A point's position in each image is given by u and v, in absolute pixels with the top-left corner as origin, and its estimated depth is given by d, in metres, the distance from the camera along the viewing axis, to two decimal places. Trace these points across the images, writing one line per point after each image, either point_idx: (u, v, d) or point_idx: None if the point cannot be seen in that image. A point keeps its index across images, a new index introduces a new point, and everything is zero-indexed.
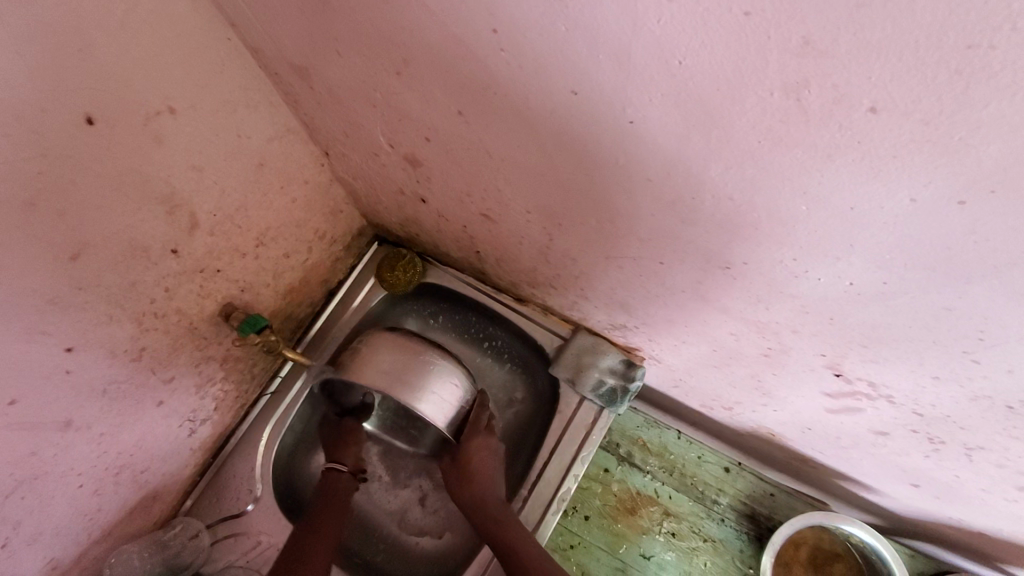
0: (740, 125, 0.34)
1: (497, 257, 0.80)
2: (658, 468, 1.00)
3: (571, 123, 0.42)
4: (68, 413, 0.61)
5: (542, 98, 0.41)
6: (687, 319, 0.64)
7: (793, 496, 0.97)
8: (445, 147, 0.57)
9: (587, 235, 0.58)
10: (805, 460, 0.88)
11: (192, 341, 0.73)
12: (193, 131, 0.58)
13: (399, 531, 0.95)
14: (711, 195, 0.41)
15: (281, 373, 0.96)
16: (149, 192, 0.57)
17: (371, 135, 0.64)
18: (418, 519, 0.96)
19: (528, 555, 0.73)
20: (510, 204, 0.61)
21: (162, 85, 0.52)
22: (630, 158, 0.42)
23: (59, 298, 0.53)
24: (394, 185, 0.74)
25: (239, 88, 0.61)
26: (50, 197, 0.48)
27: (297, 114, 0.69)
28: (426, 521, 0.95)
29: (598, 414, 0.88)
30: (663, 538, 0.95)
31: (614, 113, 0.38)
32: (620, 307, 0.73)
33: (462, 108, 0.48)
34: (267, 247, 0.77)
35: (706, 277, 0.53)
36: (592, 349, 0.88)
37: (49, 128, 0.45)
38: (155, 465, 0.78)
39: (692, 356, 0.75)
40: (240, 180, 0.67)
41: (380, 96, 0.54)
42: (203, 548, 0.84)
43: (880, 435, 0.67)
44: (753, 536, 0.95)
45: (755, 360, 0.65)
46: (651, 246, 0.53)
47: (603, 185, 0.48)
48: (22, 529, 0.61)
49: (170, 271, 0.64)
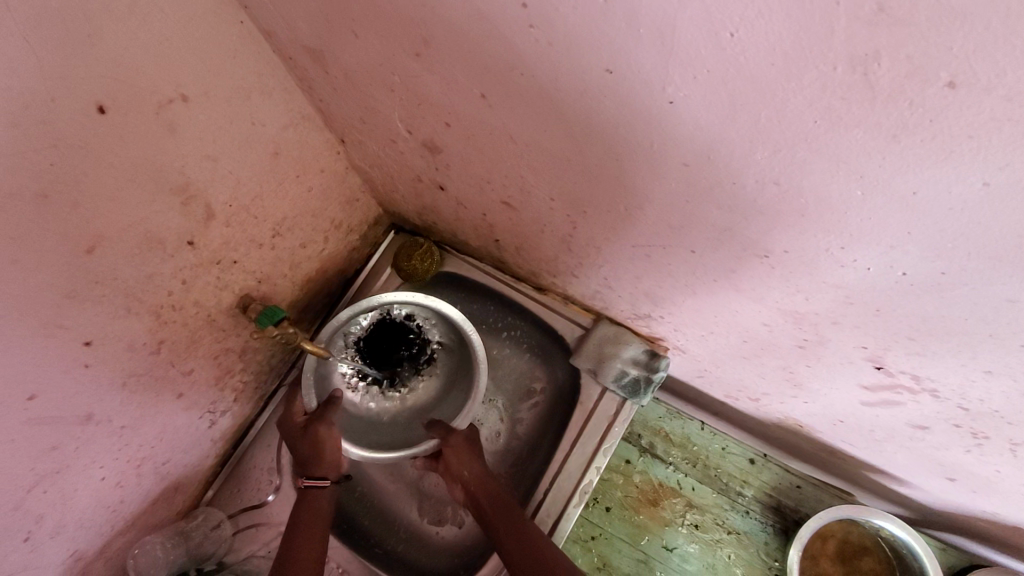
0: (794, 103, 0.31)
1: (517, 245, 0.78)
2: (681, 460, 0.97)
3: (604, 104, 0.39)
4: (88, 407, 0.60)
5: (573, 77, 0.38)
6: (718, 309, 0.62)
7: (820, 488, 0.95)
8: (466, 133, 0.55)
9: (614, 222, 0.56)
10: (834, 451, 0.85)
11: (210, 333, 0.72)
12: (206, 118, 0.56)
13: (419, 507, 0.93)
14: (754, 180, 0.39)
15: (299, 364, 0.95)
16: (163, 182, 0.55)
17: (389, 122, 0.62)
18: (436, 493, 0.94)
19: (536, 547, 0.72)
20: (534, 191, 0.59)
21: (174, 70, 0.50)
22: (667, 141, 0.40)
23: (76, 293, 0.52)
24: (411, 172, 0.72)
25: (252, 73, 0.59)
26: (62, 187, 0.46)
27: (311, 100, 0.67)
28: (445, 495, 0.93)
29: (620, 406, 0.87)
30: (686, 530, 0.94)
31: (652, 93, 0.36)
32: (646, 297, 0.70)
33: (486, 91, 0.46)
34: (284, 237, 0.76)
35: (740, 265, 0.50)
36: (614, 339, 0.85)
37: (60, 116, 0.44)
38: (176, 458, 0.78)
39: (720, 346, 0.73)
40: (256, 169, 0.65)
41: (399, 80, 0.51)
42: (225, 538, 0.85)
43: (918, 429, 0.64)
44: (779, 529, 0.93)
45: (788, 351, 0.63)
46: (683, 235, 0.51)
47: (633, 169, 0.45)
48: (45, 522, 0.62)
49: (186, 263, 0.63)
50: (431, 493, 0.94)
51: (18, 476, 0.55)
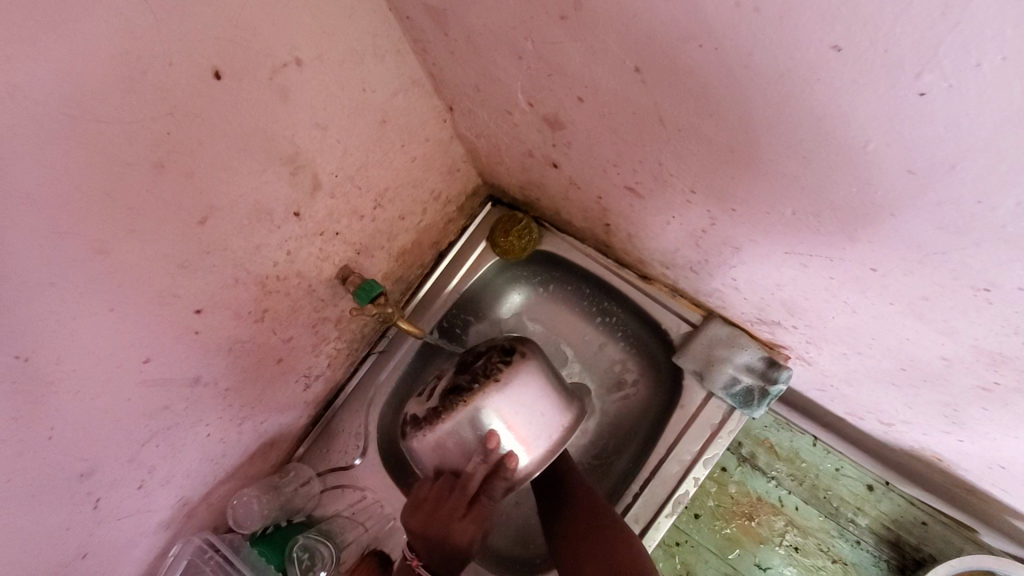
0: None
1: (631, 233, 0.70)
2: (785, 476, 0.89)
3: (811, 89, 0.30)
4: (197, 370, 0.61)
5: (776, 55, 0.30)
6: (881, 332, 0.52)
7: (951, 528, 0.83)
8: (602, 110, 0.47)
9: (768, 224, 0.47)
10: (979, 494, 0.73)
11: (310, 303, 0.71)
12: (317, 85, 0.52)
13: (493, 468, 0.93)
14: (1015, 201, 0.29)
15: (388, 335, 0.94)
16: (273, 152, 0.53)
17: (508, 92, 0.55)
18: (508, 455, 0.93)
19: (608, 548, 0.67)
20: (671, 179, 0.50)
21: (288, 31, 0.46)
22: (893, 142, 0.30)
23: (189, 263, 0.52)
24: (523, 146, 0.66)
25: (367, 35, 0.54)
26: (178, 157, 0.45)
27: (424, 64, 0.61)
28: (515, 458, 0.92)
29: (727, 415, 0.78)
30: (783, 551, 0.86)
31: (892, 80, 0.27)
32: (782, 305, 0.61)
33: (643, 64, 0.37)
34: (384, 209, 0.73)
35: (940, 294, 0.40)
36: (726, 341, 0.77)
37: (178, 83, 0.41)
38: (273, 418, 0.80)
39: (866, 369, 0.62)
40: (363, 138, 0.62)
41: (532, 47, 0.44)
42: (313, 495, 0.88)
43: None
44: (894, 566, 0.83)
45: (964, 390, 0.52)
46: (866, 250, 0.41)
47: (822, 171, 0.36)
48: (156, 471, 0.65)
49: (291, 234, 0.61)
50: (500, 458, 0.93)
51: (134, 432, 0.58)
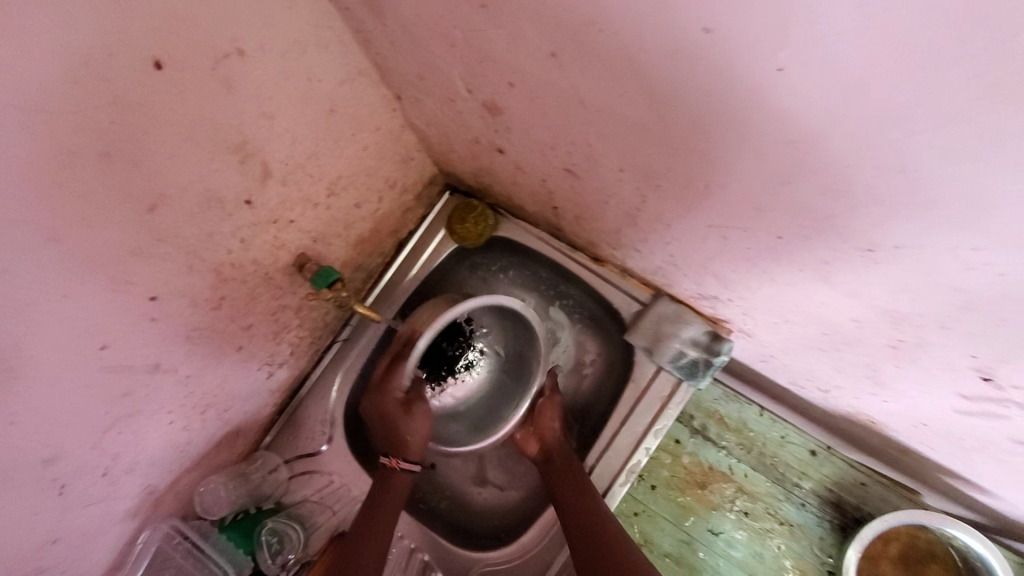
0: (949, 77, 0.25)
1: (576, 215, 0.73)
2: (734, 445, 0.93)
3: (694, 68, 0.34)
4: (156, 357, 0.63)
5: (661, 37, 0.33)
6: (798, 298, 0.56)
7: (887, 487, 0.89)
8: (531, 95, 0.50)
9: (689, 199, 0.50)
10: (908, 452, 0.78)
11: (268, 290, 0.73)
12: (261, 74, 0.54)
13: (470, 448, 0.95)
14: (872, 165, 0.32)
15: (351, 323, 0.96)
16: (221, 140, 0.54)
17: (448, 79, 0.58)
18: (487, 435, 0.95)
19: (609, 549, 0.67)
20: (600, 159, 0.54)
21: (228, 21, 0.48)
22: (768, 115, 0.34)
23: (141, 250, 0.53)
24: (470, 133, 0.68)
25: (309, 26, 0.56)
26: (124, 145, 0.46)
27: (369, 54, 0.64)
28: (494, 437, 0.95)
29: (675, 387, 0.83)
30: (734, 516, 0.91)
31: (756, 57, 0.30)
32: (714, 277, 0.65)
33: (557, 49, 0.40)
34: (338, 197, 0.75)
35: (835, 257, 0.44)
36: (673, 317, 0.81)
37: (119, 73, 0.43)
38: (237, 406, 0.82)
39: (794, 336, 0.67)
40: (312, 127, 0.64)
41: (461, 35, 0.47)
42: (281, 481, 0.89)
43: (1020, 445, 0.56)
44: (836, 525, 0.89)
45: (875, 349, 0.56)
46: (770, 219, 0.45)
47: (719, 145, 0.39)
48: (120, 459, 0.66)
49: (245, 222, 0.63)
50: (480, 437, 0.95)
51: (94, 418, 0.59)
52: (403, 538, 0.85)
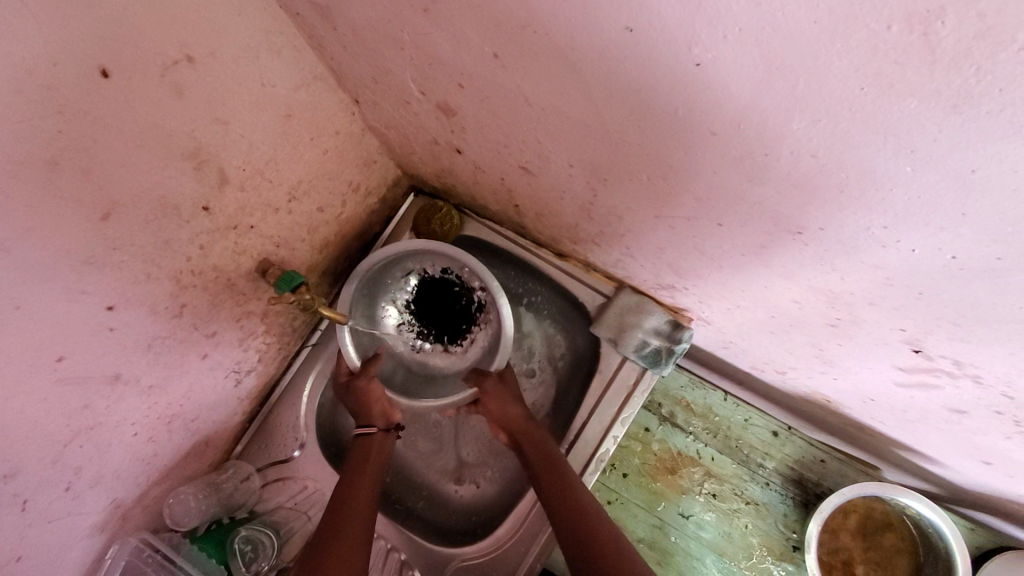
0: (839, 67, 0.27)
1: (536, 212, 0.75)
2: (701, 430, 0.97)
3: (623, 64, 0.36)
4: (116, 368, 0.62)
5: (590, 36, 0.35)
6: (745, 283, 0.58)
7: (845, 463, 0.93)
8: (480, 95, 0.51)
9: (636, 192, 0.52)
10: (861, 427, 0.82)
11: (231, 297, 0.73)
12: (213, 80, 0.54)
13: (454, 446, 0.96)
14: (790, 152, 0.35)
15: (320, 327, 0.97)
16: (173, 147, 0.55)
17: (401, 82, 0.59)
18: (472, 435, 0.96)
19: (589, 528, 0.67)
20: (551, 156, 0.55)
21: (175, 29, 0.48)
22: (693, 108, 0.36)
23: (95, 259, 0.53)
24: (428, 134, 0.69)
25: (260, 32, 0.56)
26: (72, 154, 0.46)
27: (323, 58, 0.64)
28: (479, 436, 0.96)
29: (640, 375, 0.85)
30: (703, 499, 0.94)
31: (675, 53, 0.32)
32: (668, 267, 0.67)
33: (498, 50, 0.42)
34: (300, 202, 0.75)
35: (771, 241, 0.47)
36: (636, 308, 0.83)
37: (64, 81, 0.43)
38: (204, 415, 0.81)
39: (747, 320, 0.70)
40: (268, 132, 0.64)
41: (409, 39, 0.48)
42: (254, 490, 0.89)
43: (956, 412, 0.60)
44: (799, 501, 0.92)
45: (819, 329, 0.59)
46: (710, 208, 0.47)
47: (655, 138, 0.42)
48: (84, 473, 0.65)
49: (203, 229, 0.63)
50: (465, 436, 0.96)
51: (53, 432, 0.58)
52: (380, 538, 0.85)
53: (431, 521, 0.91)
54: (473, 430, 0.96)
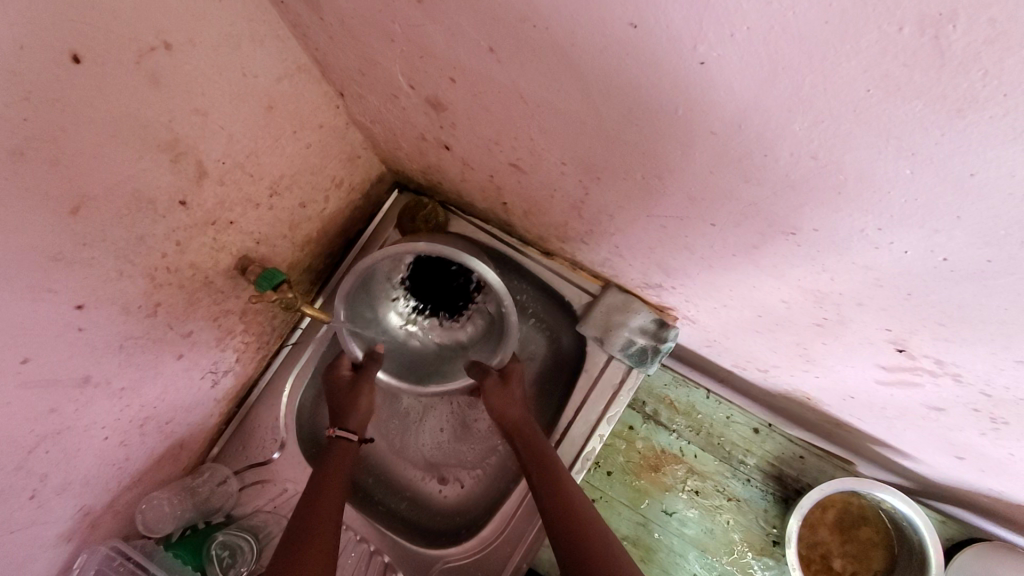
0: (846, 69, 0.27)
1: (525, 209, 0.74)
2: (685, 428, 0.98)
3: (625, 61, 0.35)
4: (86, 369, 0.59)
5: (592, 30, 0.34)
6: (733, 282, 0.59)
7: (823, 458, 0.95)
8: (473, 90, 0.50)
9: (629, 190, 0.52)
10: (840, 424, 0.83)
11: (208, 295, 0.70)
12: (192, 68, 0.52)
13: (415, 435, 0.95)
14: (789, 153, 0.35)
15: (301, 326, 0.94)
16: (148, 138, 0.52)
17: (390, 75, 0.57)
18: (435, 426, 0.95)
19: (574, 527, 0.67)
20: (543, 153, 0.55)
21: (151, 14, 0.46)
22: (693, 107, 0.36)
23: (64, 255, 0.50)
24: (415, 130, 0.68)
25: (242, 19, 0.54)
26: (39, 144, 0.43)
27: (307, 49, 0.62)
28: (442, 428, 0.95)
29: (626, 373, 0.85)
30: (685, 495, 0.95)
31: (679, 51, 0.32)
32: (657, 266, 0.67)
33: (494, 44, 0.41)
34: (282, 196, 0.73)
35: (764, 241, 0.47)
36: (622, 307, 0.83)
37: (30, 65, 0.40)
38: (180, 417, 0.78)
39: (733, 319, 0.70)
40: (249, 124, 0.62)
41: (400, 30, 0.47)
42: (231, 493, 0.86)
43: (933, 409, 0.62)
44: (779, 497, 0.94)
45: (805, 328, 0.60)
46: (702, 207, 0.47)
47: (652, 137, 0.41)
48: (50, 480, 0.62)
49: (179, 224, 0.60)
50: (428, 425, 0.95)
51: (17, 438, 0.55)
52: (361, 541, 0.84)
53: (405, 518, 0.90)
54: (438, 421, 0.95)
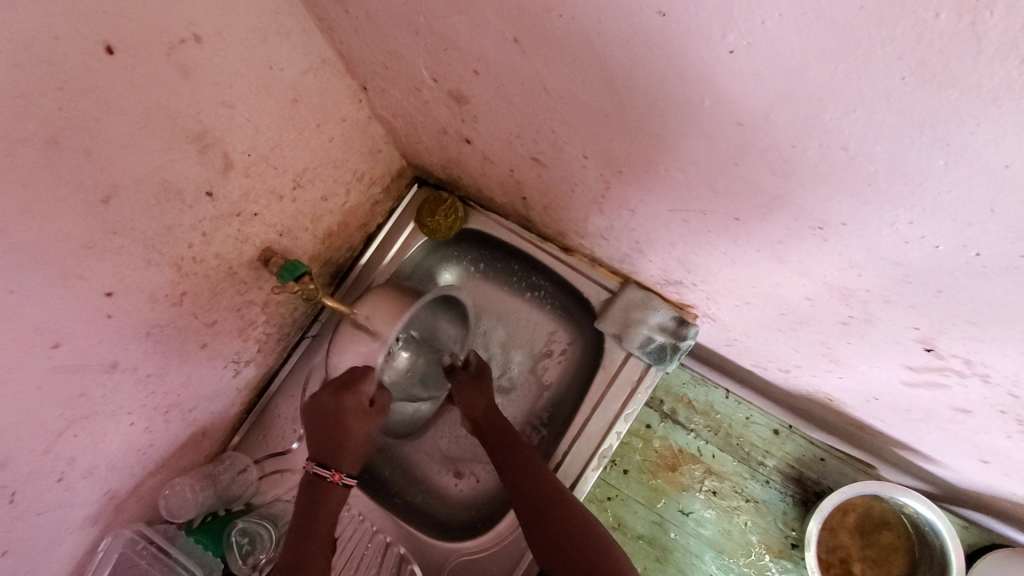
0: (881, 57, 0.27)
1: (544, 204, 0.74)
2: (703, 427, 0.97)
3: (652, 50, 0.35)
4: (114, 356, 0.61)
5: (620, 19, 0.34)
6: (756, 279, 0.58)
7: (845, 461, 0.93)
8: (495, 82, 0.50)
9: (651, 184, 0.51)
10: (863, 427, 0.81)
11: (232, 285, 0.72)
12: (220, 61, 0.53)
13: (433, 428, 0.96)
14: (818, 144, 0.34)
15: (321, 319, 0.95)
16: (177, 129, 0.53)
17: (413, 69, 0.58)
18: (453, 419, 0.96)
19: (563, 531, 0.69)
20: (565, 147, 0.54)
21: (183, 7, 0.47)
22: (721, 97, 0.35)
23: (94, 243, 0.51)
24: (437, 124, 0.68)
25: (269, 13, 0.55)
26: (73, 133, 0.45)
27: (332, 43, 0.63)
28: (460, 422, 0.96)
29: (644, 371, 0.84)
30: (703, 495, 0.94)
31: (708, 40, 0.31)
32: (678, 263, 0.67)
33: (519, 35, 0.41)
34: (305, 190, 0.74)
35: (789, 235, 0.46)
36: (641, 304, 0.83)
37: (65, 56, 0.41)
38: (202, 405, 0.80)
39: (755, 317, 0.69)
40: (274, 118, 0.63)
41: (425, 22, 0.47)
42: (251, 481, 0.88)
43: (960, 412, 0.60)
44: (798, 499, 0.93)
45: (829, 326, 0.59)
46: (727, 201, 0.47)
47: (676, 129, 0.41)
48: (77, 463, 0.63)
49: (205, 215, 0.62)
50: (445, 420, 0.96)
51: (46, 421, 0.56)
52: (378, 532, 0.87)
53: (420, 509, 0.90)
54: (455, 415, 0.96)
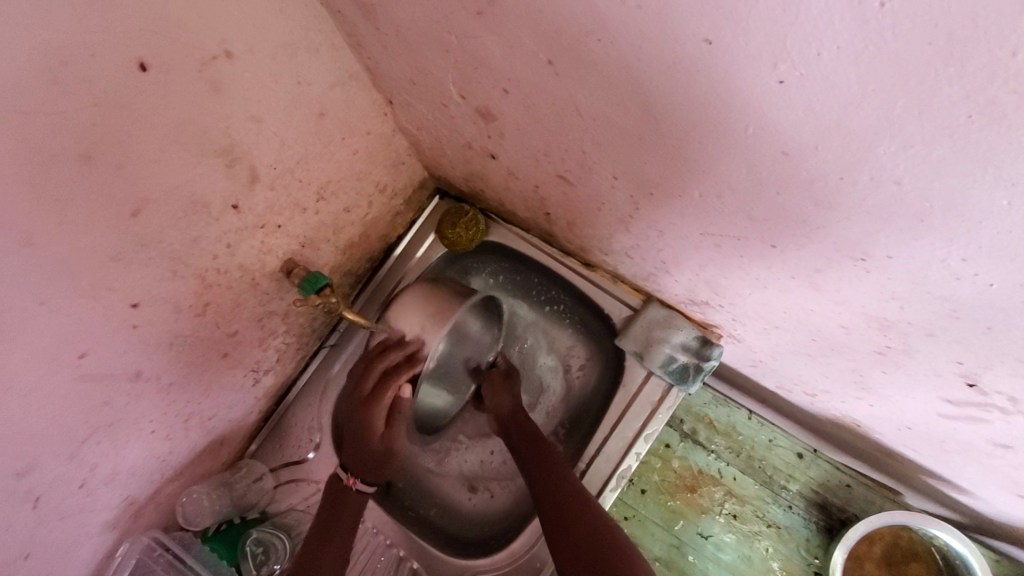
0: (947, 93, 0.25)
1: (568, 220, 0.73)
2: (723, 449, 0.95)
3: (694, 78, 0.34)
4: (137, 365, 0.61)
5: (663, 46, 0.33)
6: (787, 304, 0.56)
7: (871, 488, 0.90)
8: (525, 102, 0.50)
9: (683, 207, 0.50)
10: (892, 454, 0.78)
11: (254, 296, 0.72)
12: (250, 76, 0.53)
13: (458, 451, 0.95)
14: (869, 176, 0.33)
15: (339, 328, 0.94)
16: (206, 143, 0.53)
17: (441, 85, 0.57)
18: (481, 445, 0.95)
19: (585, 536, 0.67)
20: (594, 167, 0.54)
21: (216, 24, 0.47)
22: (765, 126, 0.34)
23: (122, 256, 0.52)
24: (461, 138, 0.68)
25: (300, 29, 0.55)
26: (105, 148, 0.45)
27: (360, 57, 0.63)
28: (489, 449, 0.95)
29: (666, 391, 0.83)
30: (723, 519, 0.92)
31: (756, 69, 0.30)
32: (705, 284, 0.65)
33: (554, 57, 0.40)
34: (328, 202, 0.74)
35: (828, 265, 0.44)
36: (664, 322, 0.81)
37: (100, 73, 0.41)
38: (222, 413, 0.80)
39: (784, 341, 0.67)
40: (301, 131, 0.63)
41: (456, 41, 0.47)
42: (266, 489, 0.87)
43: (999, 447, 0.57)
44: (822, 526, 0.90)
45: (863, 355, 0.57)
46: (763, 228, 0.45)
47: (714, 155, 0.40)
48: (99, 470, 0.64)
49: (231, 227, 0.62)
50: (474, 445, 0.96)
51: (70, 429, 0.57)
52: (392, 546, 0.84)
53: (435, 524, 0.89)
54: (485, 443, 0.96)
